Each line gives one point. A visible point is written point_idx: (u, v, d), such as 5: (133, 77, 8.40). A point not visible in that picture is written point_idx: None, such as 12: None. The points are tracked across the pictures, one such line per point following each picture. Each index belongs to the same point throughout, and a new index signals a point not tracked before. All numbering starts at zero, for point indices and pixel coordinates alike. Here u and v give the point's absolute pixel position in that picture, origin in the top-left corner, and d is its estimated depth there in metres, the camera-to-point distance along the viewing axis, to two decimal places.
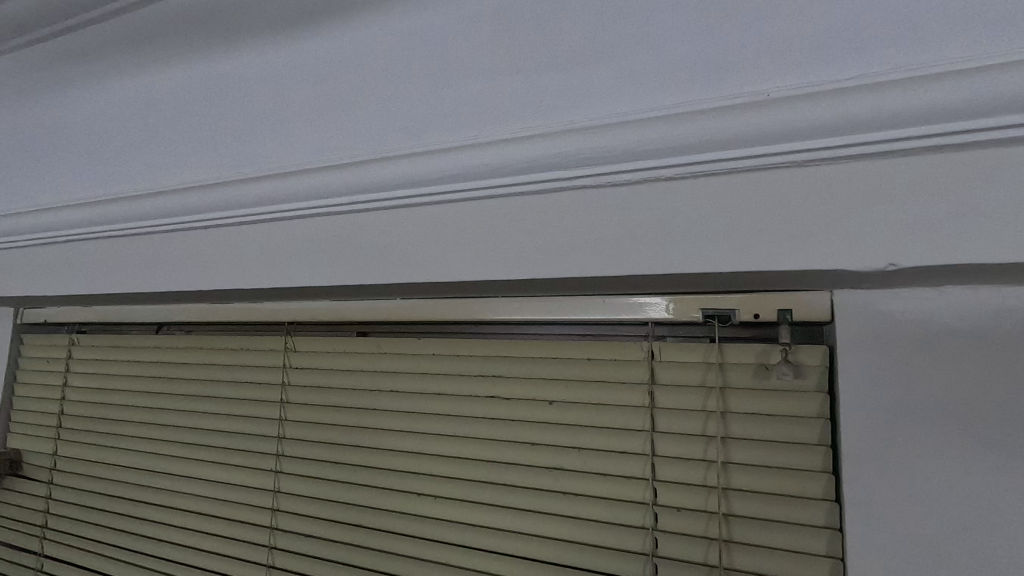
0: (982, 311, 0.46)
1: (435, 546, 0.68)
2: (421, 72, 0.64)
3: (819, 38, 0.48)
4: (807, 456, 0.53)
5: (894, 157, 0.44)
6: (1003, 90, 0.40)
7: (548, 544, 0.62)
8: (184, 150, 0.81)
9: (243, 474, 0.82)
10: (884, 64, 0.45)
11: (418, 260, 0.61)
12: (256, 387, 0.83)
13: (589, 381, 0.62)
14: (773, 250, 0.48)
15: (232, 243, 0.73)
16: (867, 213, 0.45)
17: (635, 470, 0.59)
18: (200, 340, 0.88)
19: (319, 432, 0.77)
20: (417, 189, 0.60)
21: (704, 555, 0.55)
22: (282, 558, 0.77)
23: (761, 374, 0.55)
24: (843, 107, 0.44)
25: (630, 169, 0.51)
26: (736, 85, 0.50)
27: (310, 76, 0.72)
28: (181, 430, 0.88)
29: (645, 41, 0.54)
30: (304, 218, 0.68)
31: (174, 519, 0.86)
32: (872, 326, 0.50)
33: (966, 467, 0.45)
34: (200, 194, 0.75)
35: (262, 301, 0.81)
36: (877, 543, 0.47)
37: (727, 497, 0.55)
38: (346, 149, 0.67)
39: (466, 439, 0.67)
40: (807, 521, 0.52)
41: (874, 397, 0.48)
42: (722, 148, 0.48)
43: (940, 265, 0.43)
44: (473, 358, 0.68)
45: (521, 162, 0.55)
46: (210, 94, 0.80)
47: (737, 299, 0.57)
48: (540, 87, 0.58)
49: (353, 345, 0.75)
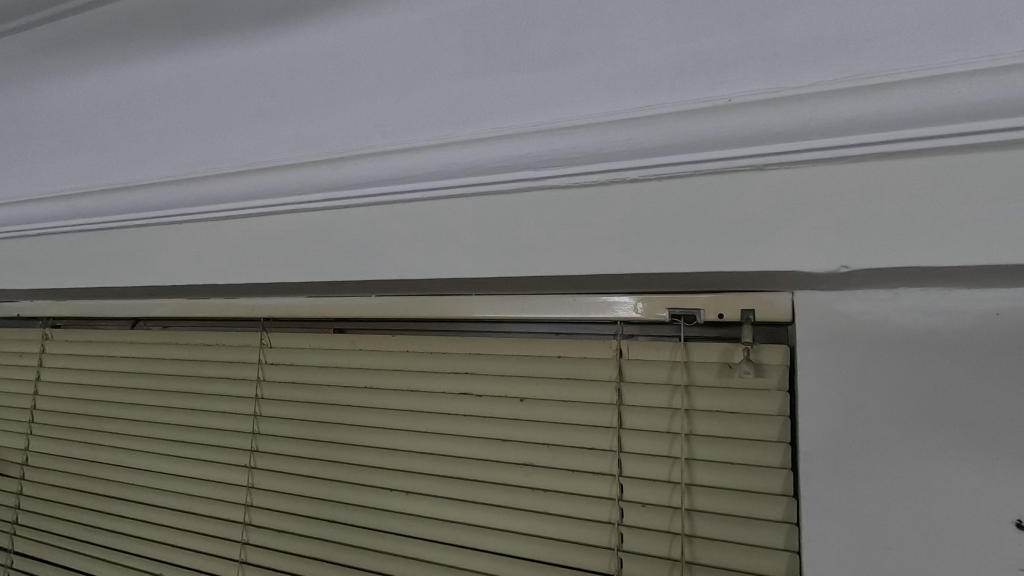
0: (935, 313, 0.48)
1: (407, 541, 0.68)
2: (395, 70, 0.64)
3: (780, 47, 0.49)
4: (767, 453, 0.54)
5: (851, 162, 0.46)
6: (949, 99, 0.42)
7: (518, 539, 0.63)
8: (157, 144, 0.80)
9: (217, 470, 0.82)
10: (840, 73, 0.47)
11: (390, 257, 0.61)
12: (231, 383, 0.82)
13: (560, 379, 0.63)
14: (733, 252, 0.49)
15: (206, 238, 0.73)
16: (825, 216, 0.46)
17: (603, 466, 0.60)
18: (175, 335, 0.88)
19: (294, 428, 0.77)
20: (389, 188, 0.61)
21: (668, 549, 0.57)
22: (255, 554, 0.77)
23: (725, 372, 0.57)
24: (801, 113, 0.45)
25: (597, 170, 0.52)
26: (700, 90, 0.51)
27: (284, 72, 0.72)
28: (155, 426, 0.88)
29: (613, 46, 0.55)
30: (277, 214, 0.68)
31: (147, 514, 0.86)
32: (828, 327, 0.51)
33: (915, 463, 0.47)
34: (172, 189, 0.74)
35: (237, 297, 0.81)
36: (831, 538, 0.48)
37: (690, 492, 0.56)
38: (320, 146, 0.67)
39: (438, 435, 0.68)
40: (766, 516, 0.54)
41: (832, 397, 0.50)
42: (687, 151, 0.49)
43: (890, 267, 0.44)
44: (447, 355, 0.69)
45: (493, 162, 0.56)
46: (183, 88, 0.80)
47: (702, 299, 0.58)
48: (513, 88, 0.58)
49: (328, 341, 0.76)
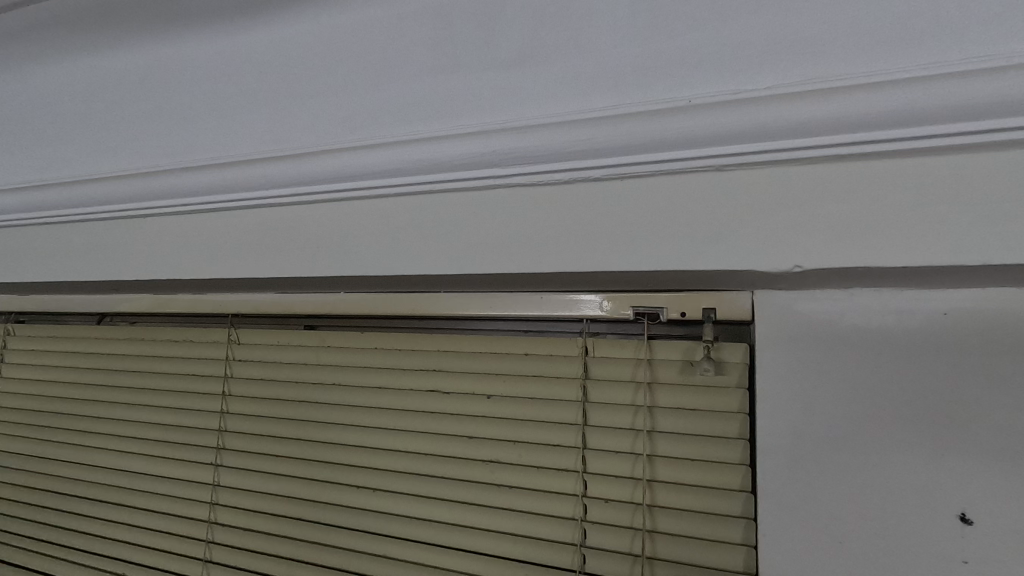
0: (888, 313, 0.49)
1: (373, 539, 0.68)
2: (361, 66, 0.64)
3: (739, 49, 0.49)
4: (726, 450, 0.55)
5: (805, 164, 0.47)
6: (895, 104, 0.43)
7: (483, 536, 0.63)
8: (123, 136, 0.79)
9: (183, 468, 0.81)
10: (796, 76, 0.48)
11: (355, 252, 0.61)
12: (196, 380, 0.81)
13: (527, 376, 0.63)
14: (693, 250, 0.49)
15: (170, 232, 0.72)
16: (780, 216, 0.47)
17: (567, 463, 0.61)
18: (141, 331, 0.86)
19: (262, 425, 0.76)
20: (354, 183, 0.60)
21: (630, 544, 0.57)
22: (221, 553, 0.76)
23: (687, 370, 0.57)
24: (757, 115, 0.46)
25: (560, 169, 0.52)
26: (662, 91, 0.51)
27: (251, 67, 0.71)
28: (120, 423, 0.86)
29: (577, 45, 0.55)
30: (242, 209, 0.67)
31: (112, 513, 0.85)
32: (786, 326, 0.52)
33: (867, 459, 0.48)
34: (135, 182, 0.72)
35: (205, 292, 0.80)
36: (786, 534, 0.49)
37: (652, 489, 0.57)
38: (287, 141, 0.67)
39: (406, 432, 0.68)
40: (724, 511, 0.55)
41: (790, 394, 0.51)
42: (647, 151, 0.50)
43: (842, 267, 0.45)
44: (415, 352, 0.69)
45: (458, 158, 0.56)
46: (149, 80, 0.78)
47: (665, 298, 0.59)
48: (478, 86, 0.58)
49: (297, 338, 0.75)
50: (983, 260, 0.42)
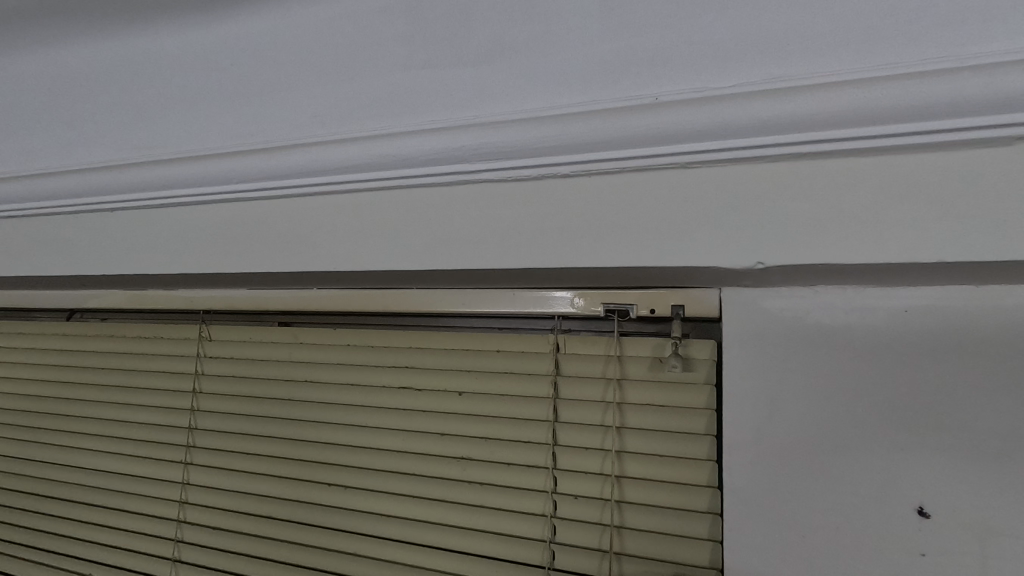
0: (850, 311, 0.50)
1: (344, 537, 0.67)
2: (333, 59, 0.63)
3: (706, 48, 0.50)
4: (693, 446, 0.56)
5: (768, 162, 0.47)
6: (855, 103, 0.44)
7: (453, 533, 0.63)
8: (91, 128, 0.77)
9: (152, 466, 0.79)
10: (762, 75, 0.48)
11: (324, 247, 0.60)
12: (167, 377, 0.80)
13: (499, 372, 0.63)
14: (658, 247, 0.49)
15: (138, 227, 0.71)
16: (744, 213, 0.47)
17: (538, 460, 0.61)
18: (111, 327, 0.85)
19: (233, 423, 0.75)
20: (323, 178, 0.60)
21: (598, 541, 0.58)
22: (190, 552, 0.75)
23: (656, 367, 0.58)
24: (721, 113, 0.47)
25: (529, 165, 0.52)
26: (631, 88, 0.52)
27: (222, 59, 0.70)
28: (90, 421, 0.85)
29: (547, 41, 0.55)
30: (211, 203, 0.66)
31: (79, 512, 0.83)
32: (753, 324, 0.52)
33: (830, 455, 0.48)
34: (102, 175, 0.71)
35: (176, 288, 0.79)
36: (749, 529, 0.49)
37: (621, 485, 0.57)
38: (257, 135, 0.66)
39: (378, 430, 0.67)
40: (691, 507, 0.55)
41: (756, 390, 0.51)
42: (614, 148, 0.50)
43: (802, 265, 0.46)
44: (388, 349, 0.68)
45: (427, 154, 0.55)
46: (118, 72, 0.77)
47: (635, 295, 0.59)
48: (449, 82, 0.58)
49: (269, 335, 0.74)
50: (937, 257, 0.43)
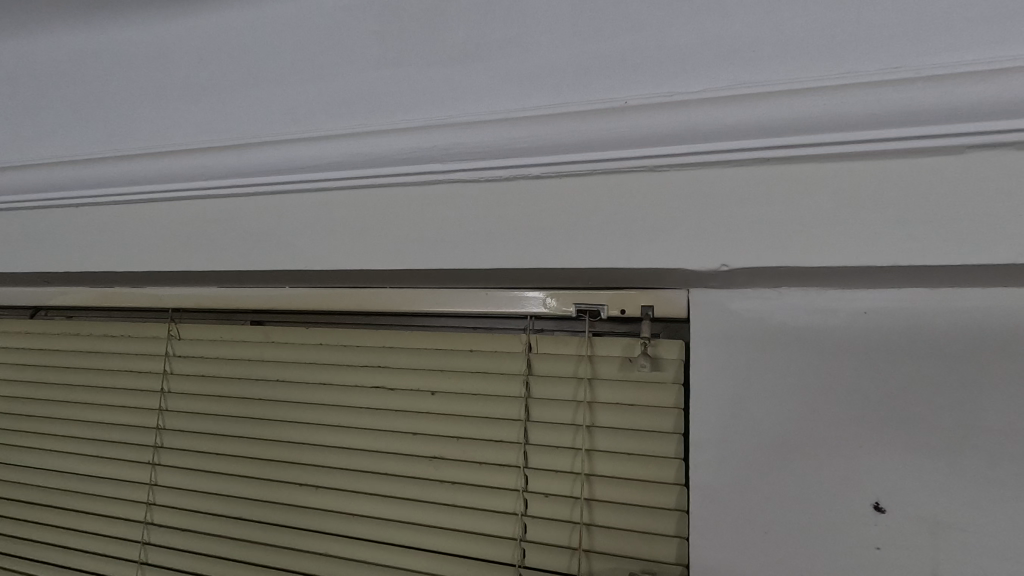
0: (813, 311, 0.51)
1: (316, 537, 0.67)
2: (305, 56, 0.63)
3: (675, 54, 0.51)
4: (661, 445, 0.56)
5: (734, 166, 0.48)
6: (816, 110, 0.45)
7: (424, 532, 0.63)
8: (55, 122, 0.75)
9: (118, 468, 0.78)
10: (726, 81, 0.49)
11: (294, 245, 0.60)
12: (134, 377, 0.79)
13: (471, 372, 0.63)
14: (627, 249, 0.50)
15: (104, 223, 0.69)
16: (710, 216, 0.48)
17: (510, 458, 0.61)
18: (76, 326, 0.83)
19: (203, 423, 0.74)
20: (296, 175, 0.59)
21: (568, 538, 0.58)
22: (157, 554, 0.74)
23: (626, 366, 0.58)
24: (688, 118, 0.47)
25: (500, 165, 0.53)
26: (601, 92, 0.52)
27: (192, 54, 0.69)
28: (54, 422, 0.83)
29: (519, 43, 0.55)
30: (181, 200, 0.65)
31: (42, 515, 0.81)
32: (719, 324, 0.54)
33: (792, 453, 0.50)
34: (66, 170, 0.69)
35: (143, 286, 0.77)
36: (715, 527, 0.50)
37: (590, 482, 0.58)
38: (228, 131, 0.65)
39: (351, 429, 0.67)
40: (659, 504, 0.56)
41: (722, 390, 0.52)
42: (585, 150, 0.50)
43: (765, 268, 0.47)
44: (361, 349, 0.68)
45: (399, 153, 0.55)
46: (85, 65, 0.75)
47: (605, 295, 0.60)
48: (423, 81, 0.58)
49: (240, 334, 0.73)
50: (890, 260, 0.44)
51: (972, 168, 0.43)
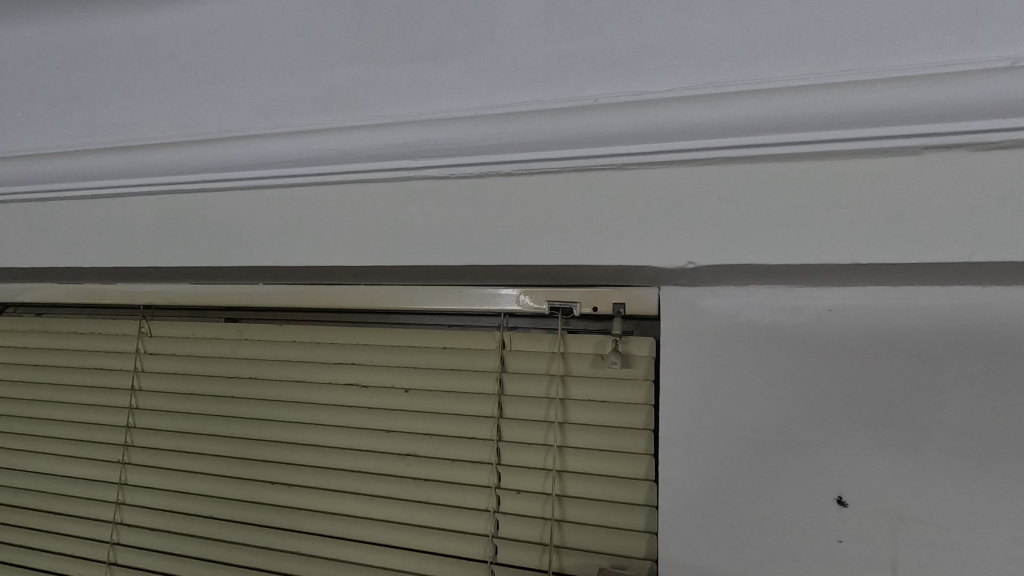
0: (779, 310, 0.52)
1: (288, 536, 0.66)
2: (277, 50, 0.62)
3: (645, 53, 0.51)
4: (632, 441, 0.57)
5: (702, 165, 0.48)
6: (781, 110, 0.45)
7: (396, 529, 0.63)
8: (21, 113, 0.73)
9: (87, 467, 0.77)
10: (695, 80, 0.49)
11: (265, 242, 0.59)
12: (104, 374, 0.77)
13: (444, 369, 0.63)
14: (597, 246, 0.50)
15: (72, 218, 0.68)
16: (679, 214, 0.49)
17: (482, 455, 0.61)
18: (45, 322, 0.81)
19: (174, 421, 0.73)
20: (266, 171, 0.59)
21: (540, 534, 0.58)
22: (125, 554, 0.72)
23: (598, 363, 0.59)
24: (657, 117, 0.48)
25: (472, 162, 0.53)
26: (572, 90, 0.52)
27: (163, 46, 0.68)
28: (22, 420, 0.81)
29: (491, 41, 0.55)
30: (150, 194, 0.64)
31: (8, 515, 0.80)
32: (689, 322, 0.54)
33: (758, 448, 0.50)
34: (31, 164, 0.68)
35: (113, 282, 0.76)
36: (682, 522, 0.51)
37: (562, 479, 0.58)
38: (199, 125, 0.64)
39: (324, 427, 0.67)
40: (630, 500, 0.56)
41: (692, 387, 0.53)
42: (555, 148, 0.50)
43: (731, 265, 0.48)
44: (335, 346, 0.68)
45: (370, 149, 0.55)
46: (53, 55, 0.73)
47: (579, 292, 0.60)
48: (395, 76, 0.57)
49: (212, 331, 0.72)
50: (851, 259, 0.45)
51: (930, 167, 0.44)
